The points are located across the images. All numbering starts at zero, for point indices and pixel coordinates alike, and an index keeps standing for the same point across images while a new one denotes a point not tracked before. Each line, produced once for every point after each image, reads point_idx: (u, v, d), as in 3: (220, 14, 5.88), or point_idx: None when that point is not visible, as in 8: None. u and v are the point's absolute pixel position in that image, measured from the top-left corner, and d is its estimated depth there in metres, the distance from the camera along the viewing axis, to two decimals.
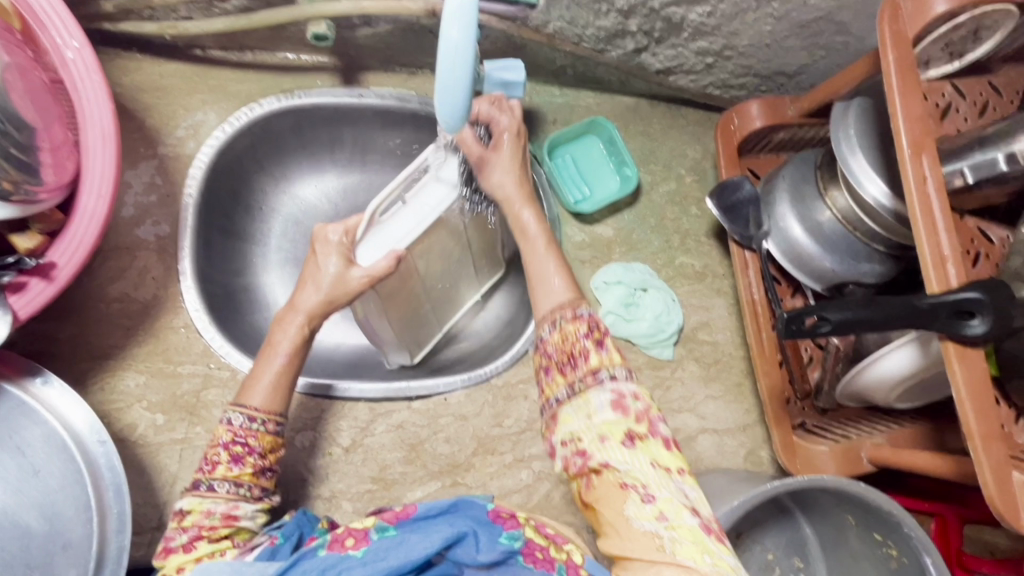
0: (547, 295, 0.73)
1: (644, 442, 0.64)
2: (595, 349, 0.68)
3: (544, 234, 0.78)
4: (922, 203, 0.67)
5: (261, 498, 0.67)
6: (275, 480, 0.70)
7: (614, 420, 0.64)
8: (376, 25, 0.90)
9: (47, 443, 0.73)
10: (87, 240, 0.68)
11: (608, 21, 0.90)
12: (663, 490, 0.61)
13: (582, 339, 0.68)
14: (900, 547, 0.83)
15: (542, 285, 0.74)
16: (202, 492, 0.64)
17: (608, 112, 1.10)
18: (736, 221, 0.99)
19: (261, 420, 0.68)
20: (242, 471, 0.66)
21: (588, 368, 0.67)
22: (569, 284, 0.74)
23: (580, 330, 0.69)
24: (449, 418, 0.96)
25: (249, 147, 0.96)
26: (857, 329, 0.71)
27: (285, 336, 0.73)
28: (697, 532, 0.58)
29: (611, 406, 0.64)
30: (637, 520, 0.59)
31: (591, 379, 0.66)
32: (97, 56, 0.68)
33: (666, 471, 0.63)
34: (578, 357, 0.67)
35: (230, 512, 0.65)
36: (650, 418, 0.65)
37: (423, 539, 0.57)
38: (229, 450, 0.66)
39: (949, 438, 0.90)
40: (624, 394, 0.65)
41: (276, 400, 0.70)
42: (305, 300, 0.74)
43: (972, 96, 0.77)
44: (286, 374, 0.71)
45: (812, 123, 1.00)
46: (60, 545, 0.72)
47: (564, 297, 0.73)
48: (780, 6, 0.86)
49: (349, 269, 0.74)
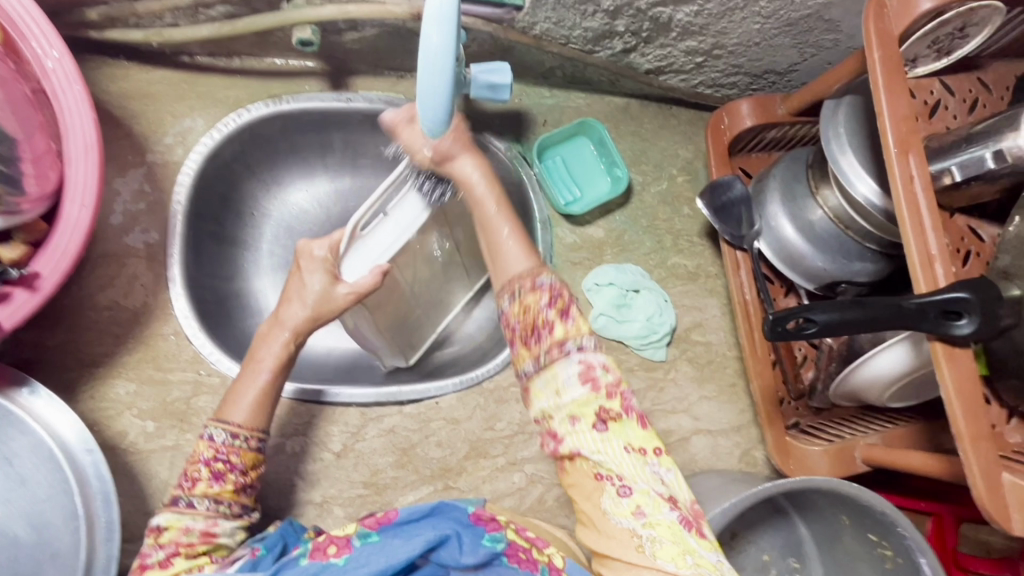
0: (506, 264, 0.71)
1: (618, 424, 0.63)
2: (559, 319, 0.65)
3: (497, 200, 0.76)
4: (909, 202, 0.67)
5: (240, 515, 0.68)
6: (254, 496, 0.70)
7: (584, 399, 0.62)
8: (362, 29, 0.90)
9: (34, 453, 0.73)
10: (71, 250, 0.68)
11: (595, 21, 0.89)
12: (639, 482, 0.61)
13: (545, 309, 0.65)
14: (895, 548, 0.83)
15: (501, 255, 0.72)
16: (181, 509, 0.65)
17: (598, 113, 1.10)
18: (727, 221, 0.98)
19: (243, 436, 0.69)
20: (223, 489, 0.66)
21: (552, 339, 0.64)
22: (526, 251, 0.71)
23: (541, 300, 0.66)
24: (440, 422, 0.96)
25: (238, 152, 0.96)
26: (843, 330, 0.71)
27: (270, 352, 0.73)
28: (677, 528, 0.59)
29: (579, 377, 0.63)
30: (615, 517, 0.60)
31: (557, 351, 0.64)
32: (76, 65, 0.68)
33: (641, 455, 0.62)
34: (541, 329, 0.65)
35: (209, 530, 0.65)
36: (622, 393, 0.64)
37: (405, 542, 0.58)
38: (211, 466, 0.67)
39: (944, 438, 0.90)
40: (593, 366, 0.63)
41: (258, 417, 0.70)
42: (291, 315, 0.74)
43: (961, 93, 0.76)
44: (270, 391, 0.72)
45: (803, 121, 0.99)
46: (49, 553, 0.73)
47: (524, 268, 0.70)
48: (767, 4, 0.86)
49: (335, 284, 0.75)
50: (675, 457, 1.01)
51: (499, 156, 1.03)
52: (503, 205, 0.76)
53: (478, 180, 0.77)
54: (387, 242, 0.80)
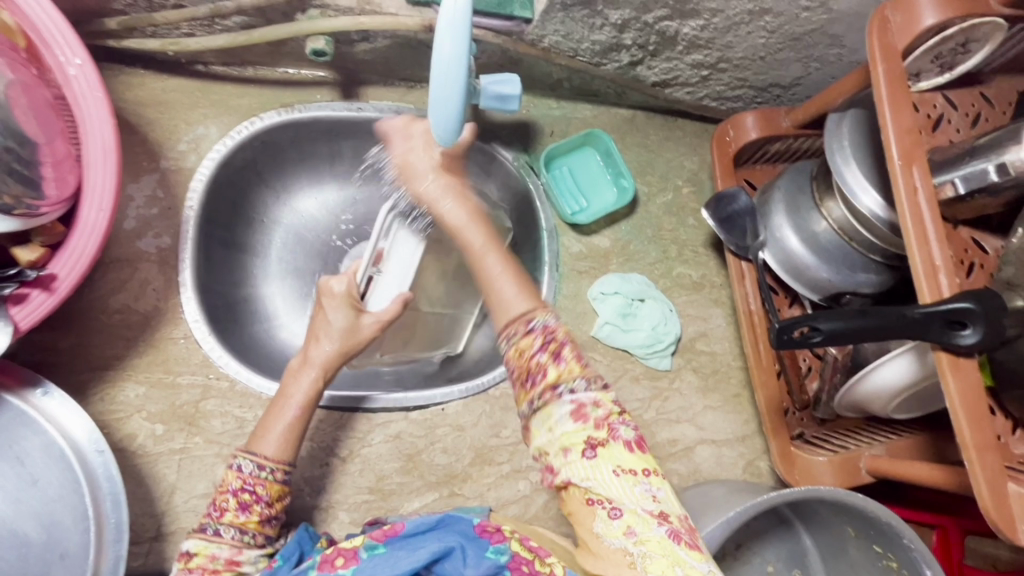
0: (504, 302, 0.68)
1: (607, 448, 0.61)
2: (552, 362, 0.63)
3: (483, 233, 0.74)
4: (913, 214, 0.67)
5: (264, 545, 0.69)
6: (277, 526, 0.72)
7: (573, 431, 0.61)
8: (374, 40, 0.91)
9: (46, 452, 0.74)
10: (88, 251, 0.69)
11: (603, 34, 0.91)
12: (627, 501, 0.59)
13: (537, 354, 0.64)
14: (901, 560, 0.82)
15: (495, 292, 0.69)
16: (209, 536, 0.67)
17: (605, 124, 1.11)
18: (732, 231, 1.01)
19: (269, 468, 0.70)
20: (249, 519, 0.68)
21: (546, 382, 0.63)
22: (526, 291, 0.68)
23: (534, 344, 0.64)
24: (446, 429, 0.96)
25: (250, 159, 0.98)
26: (849, 339, 0.72)
27: (299, 387, 0.75)
28: (666, 543, 0.57)
29: (570, 416, 0.61)
30: (608, 538, 0.59)
31: (549, 394, 0.63)
32: (98, 73, 0.69)
33: (632, 476, 0.60)
34: (535, 373, 0.64)
35: (233, 558, 0.66)
36: (611, 422, 0.62)
37: (409, 553, 0.59)
38: (238, 496, 0.69)
39: (949, 451, 0.89)
40: (584, 403, 0.62)
41: (286, 449, 0.72)
42: (319, 353, 0.77)
43: (964, 107, 0.77)
44: (299, 425, 0.74)
45: (808, 134, 1.01)
46: (57, 554, 0.73)
47: (525, 303, 0.67)
48: (772, 20, 0.87)
49: (359, 317, 0.79)
50: (680, 466, 1.02)
51: (506, 166, 1.05)
52: (491, 237, 0.74)
53: (463, 214, 0.75)
54: (403, 263, 0.84)
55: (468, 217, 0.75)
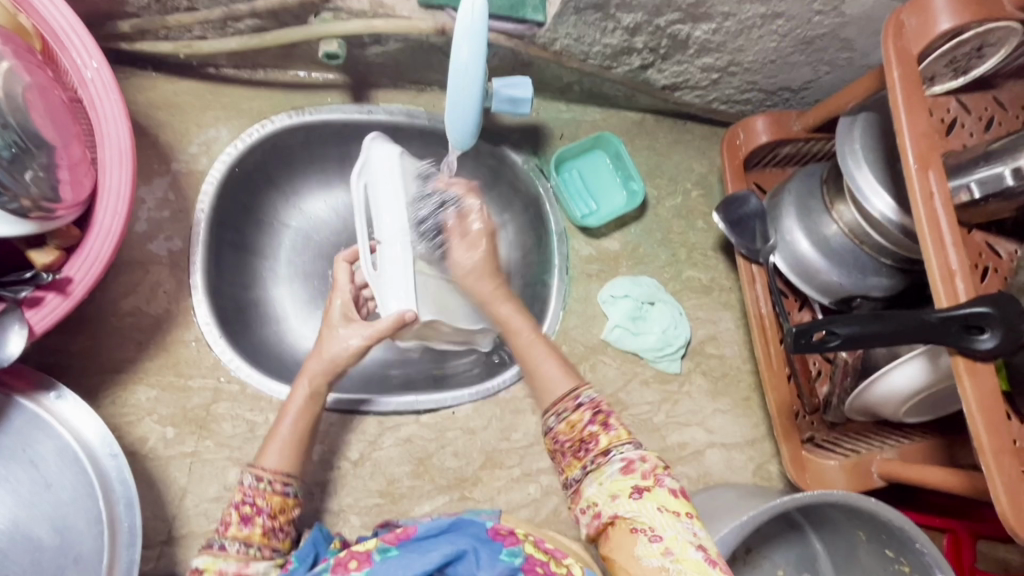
0: (551, 386, 0.76)
1: (652, 492, 0.64)
2: (601, 431, 0.70)
3: (529, 325, 0.81)
4: (930, 218, 0.67)
5: (272, 558, 0.68)
6: (287, 541, 0.71)
7: (621, 479, 0.65)
8: (386, 43, 0.91)
9: (59, 456, 0.74)
10: (103, 254, 0.69)
11: (615, 38, 0.91)
12: (669, 530, 0.61)
13: (588, 426, 0.71)
14: (913, 563, 0.82)
15: (544, 376, 0.77)
16: (215, 551, 0.66)
17: (614, 127, 1.11)
18: (743, 235, 0.99)
19: (268, 480, 0.70)
20: (252, 531, 0.67)
21: (598, 449, 0.69)
22: (567, 372, 0.76)
23: (583, 418, 0.71)
24: (457, 432, 0.96)
25: (260, 162, 0.98)
26: (865, 343, 0.72)
27: (296, 397, 0.76)
28: (702, 565, 0.58)
29: (620, 470, 0.66)
30: (647, 560, 0.59)
31: (601, 458, 0.68)
32: (115, 75, 0.69)
33: (675, 515, 0.62)
34: (587, 442, 0.70)
35: (240, 570, 0.65)
36: (657, 474, 0.65)
37: (422, 555, 0.58)
38: (240, 509, 0.68)
39: (960, 454, 0.91)
40: (632, 460, 0.66)
41: (288, 461, 0.73)
42: (312, 363, 0.77)
43: (977, 111, 0.77)
44: (296, 437, 0.74)
45: (819, 137, 1.01)
46: (71, 558, 0.73)
47: (566, 386, 0.75)
48: (783, 24, 0.87)
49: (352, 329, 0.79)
50: (690, 469, 1.01)
51: (516, 168, 1.06)
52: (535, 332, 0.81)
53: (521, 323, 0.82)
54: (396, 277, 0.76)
55: (513, 310, 0.83)
